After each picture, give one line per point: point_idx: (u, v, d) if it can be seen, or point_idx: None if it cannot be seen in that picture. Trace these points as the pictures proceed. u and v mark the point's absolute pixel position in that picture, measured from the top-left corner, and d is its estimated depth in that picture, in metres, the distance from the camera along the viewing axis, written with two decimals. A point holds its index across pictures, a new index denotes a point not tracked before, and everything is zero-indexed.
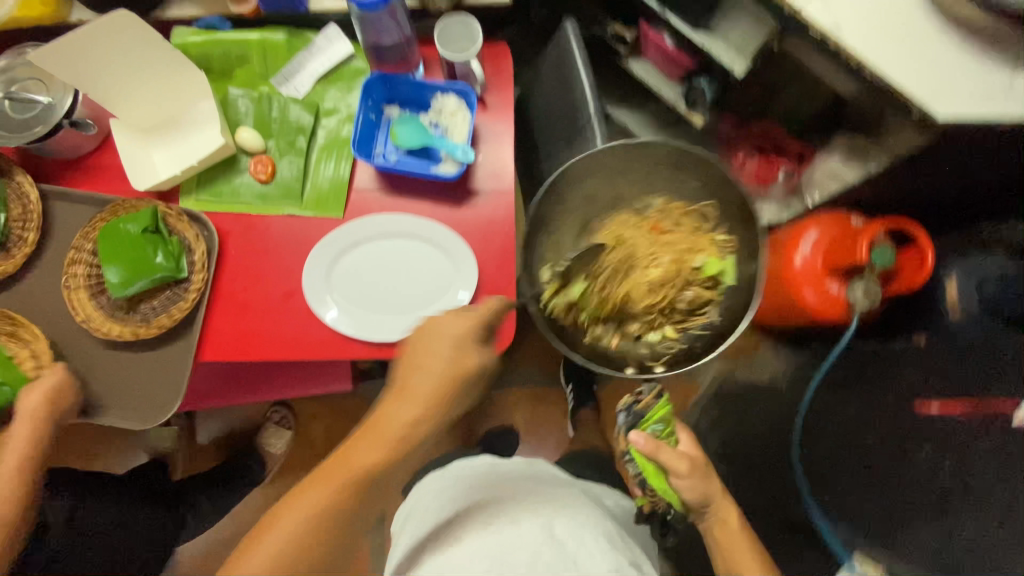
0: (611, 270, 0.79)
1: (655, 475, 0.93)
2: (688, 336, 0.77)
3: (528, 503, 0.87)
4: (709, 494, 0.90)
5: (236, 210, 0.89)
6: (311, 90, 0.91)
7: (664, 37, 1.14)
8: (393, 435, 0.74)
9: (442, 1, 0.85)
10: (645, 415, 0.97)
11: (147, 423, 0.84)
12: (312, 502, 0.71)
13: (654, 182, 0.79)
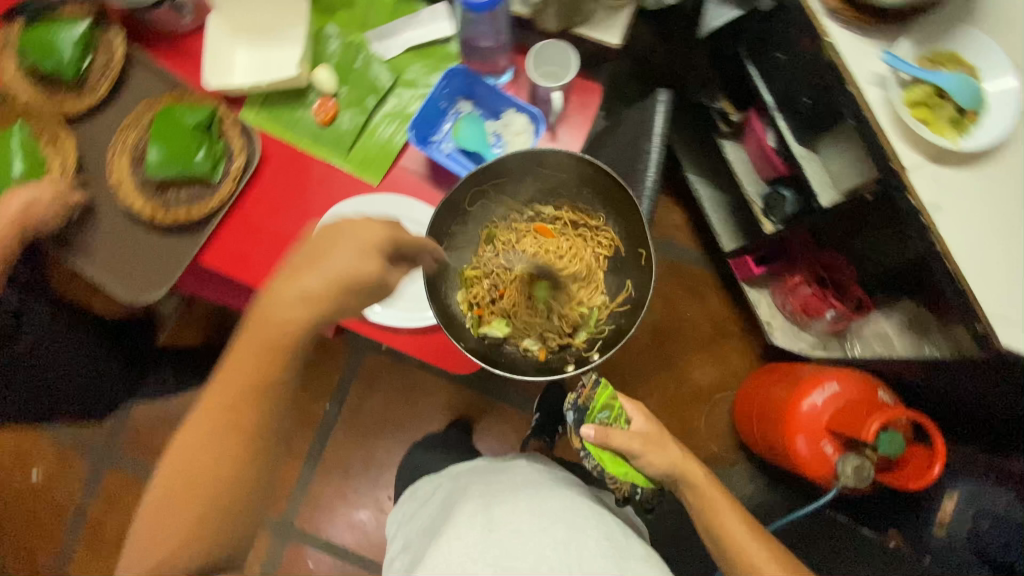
0: (518, 276, 0.94)
1: (619, 466, 0.89)
2: (613, 315, 0.90)
3: (528, 501, 0.82)
4: (675, 464, 0.88)
5: (288, 140, 0.90)
6: (397, 56, 0.91)
7: (767, 133, 1.09)
8: (277, 342, 0.61)
9: (551, 23, 0.83)
10: (589, 406, 0.91)
11: (126, 295, 0.87)
12: (194, 462, 0.61)
13: (534, 192, 0.89)
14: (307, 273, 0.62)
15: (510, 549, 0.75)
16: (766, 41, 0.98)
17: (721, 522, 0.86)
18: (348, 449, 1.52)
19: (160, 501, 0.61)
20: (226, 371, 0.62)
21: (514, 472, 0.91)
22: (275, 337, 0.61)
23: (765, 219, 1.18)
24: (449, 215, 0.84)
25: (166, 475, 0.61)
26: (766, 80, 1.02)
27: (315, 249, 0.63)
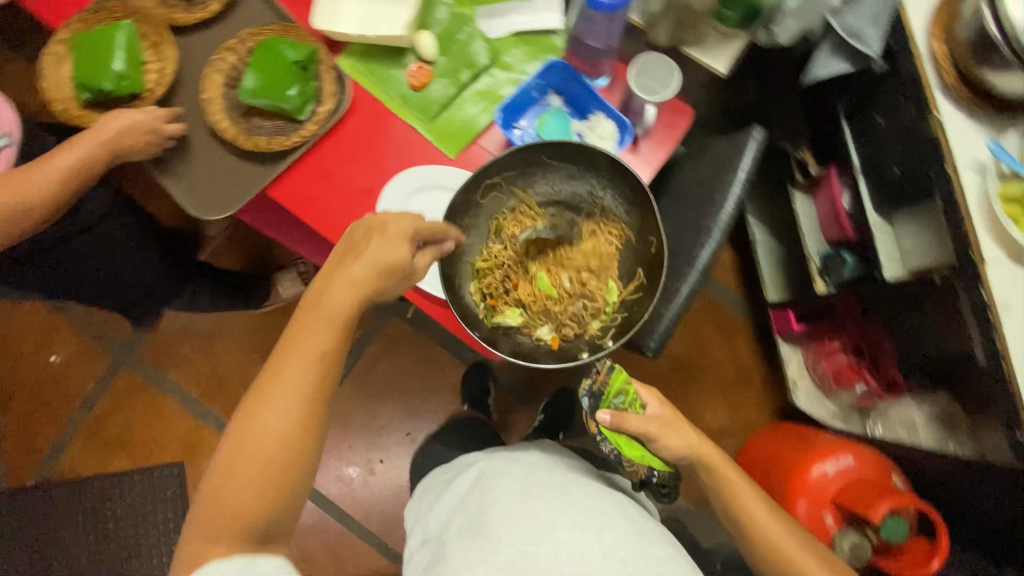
0: (530, 265, 0.89)
1: (636, 451, 0.90)
2: (625, 302, 0.86)
3: (532, 496, 0.84)
4: (693, 449, 0.89)
5: (376, 96, 0.91)
6: (501, 36, 0.91)
7: (844, 194, 1.07)
8: (334, 323, 0.65)
9: (662, 37, 0.83)
10: (605, 390, 0.90)
11: (195, 210, 0.89)
12: (268, 439, 0.59)
13: (542, 180, 0.86)
14: (353, 257, 0.69)
15: (558, 524, 0.80)
16: (868, 101, 0.96)
17: (750, 509, 0.86)
18: (352, 405, 1.54)
19: (226, 486, 0.58)
20: (290, 351, 0.63)
21: (531, 460, 0.95)
22: (343, 318, 0.65)
23: (819, 278, 1.17)
24: (459, 210, 0.82)
25: (230, 460, 0.59)
26: (857, 141, 1.00)
27: (357, 239, 0.70)
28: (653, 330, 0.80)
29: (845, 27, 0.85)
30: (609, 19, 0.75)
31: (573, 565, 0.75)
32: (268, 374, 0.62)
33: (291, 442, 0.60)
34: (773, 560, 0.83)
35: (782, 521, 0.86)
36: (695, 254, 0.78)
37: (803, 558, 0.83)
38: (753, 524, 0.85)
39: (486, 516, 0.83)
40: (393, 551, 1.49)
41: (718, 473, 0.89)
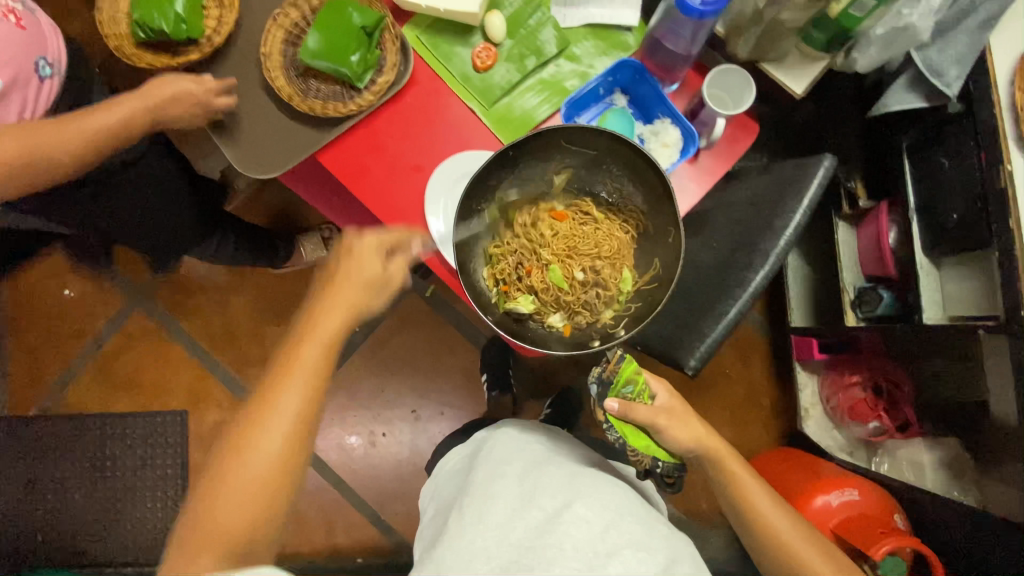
0: (544, 247, 0.90)
1: (641, 441, 0.90)
2: (638, 292, 0.85)
3: (533, 491, 0.83)
4: (700, 439, 0.90)
5: (438, 73, 0.89)
6: (573, 27, 0.88)
7: (890, 231, 1.05)
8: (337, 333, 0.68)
9: (742, 51, 0.80)
10: (613, 379, 0.90)
11: (246, 169, 0.89)
12: (260, 463, 0.60)
13: (557, 164, 0.83)
14: (334, 282, 0.71)
15: (560, 518, 0.78)
16: (934, 140, 0.94)
17: (754, 499, 0.87)
18: (360, 376, 1.53)
19: (218, 510, 0.58)
20: (283, 375, 0.63)
21: (532, 450, 0.94)
22: (328, 345, 0.66)
23: (850, 310, 1.14)
24: (480, 193, 0.79)
25: (222, 484, 0.59)
26: (916, 180, 0.98)
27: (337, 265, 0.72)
28: (696, 350, 0.76)
29: (926, 63, 0.83)
30: (697, 27, 0.72)
31: (575, 561, 0.74)
32: (259, 403, 0.62)
33: (286, 461, 0.61)
34: (777, 553, 0.84)
35: (787, 515, 0.87)
36: (747, 278, 0.76)
37: (811, 556, 0.83)
38: (761, 517, 0.85)
39: (489, 509, 0.82)
40: (385, 525, 1.49)
41: (726, 464, 0.89)
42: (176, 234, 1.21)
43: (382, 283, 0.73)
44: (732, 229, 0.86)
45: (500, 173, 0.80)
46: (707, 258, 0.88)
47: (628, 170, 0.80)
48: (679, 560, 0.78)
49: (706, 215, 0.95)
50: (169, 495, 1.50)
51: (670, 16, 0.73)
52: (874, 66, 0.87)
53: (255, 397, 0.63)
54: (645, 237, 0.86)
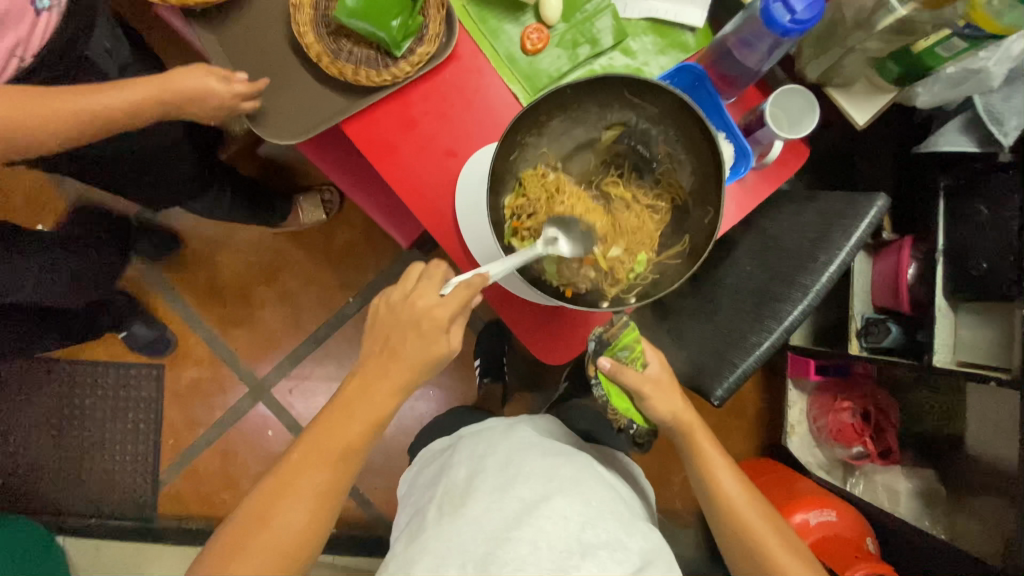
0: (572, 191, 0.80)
1: (621, 402, 0.84)
2: (660, 264, 0.79)
3: (515, 480, 0.75)
4: (677, 415, 0.83)
5: (482, 50, 0.82)
6: (632, 18, 0.82)
7: (910, 265, 1.03)
8: (378, 415, 0.69)
9: (811, 71, 0.76)
10: (611, 341, 0.81)
11: (271, 136, 0.82)
12: (279, 537, 0.62)
13: (610, 109, 0.76)
14: (371, 366, 0.71)
15: (538, 512, 0.71)
16: (975, 187, 0.93)
17: (722, 481, 0.81)
18: (349, 347, 1.47)
19: (234, 571, 0.60)
20: (308, 458, 0.66)
21: (519, 436, 0.85)
22: (364, 425, 0.68)
23: (855, 339, 1.13)
24: (527, 127, 0.74)
25: (237, 553, 0.61)
26: (948, 222, 0.97)
27: (376, 345, 0.72)
28: (724, 381, 0.75)
29: (987, 108, 0.81)
30: (773, 44, 0.67)
31: (549, 561, 0.67)
32: (281, 483, 0.64)
33: (303, 538, 0.63)
34: (738, 541, 0.78)
35: (755, 500, 0.81)
36: (783, 311, 0.74)
37: (774, 544, 0.77)
38: (728, 501, 0.80)
39: (469, 501, 0.75)
40: (362, 498, 1.47)
41: (696, 439, 0.83)
42: (174, 190, 1.11)
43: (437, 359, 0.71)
44: (770, 259, 0.83)
45: (548, 116, 0.75)
46: (742, 285, 0.86)
47: (680, 132, 0.74)
48: (654, 562, 0.72)
49: (742, 238, 0.93)
50: (138, 449, 1.45)
51: (746, 27, 0.68)
52: (931, 104, 0.84)
53: (279, 471, 0.65)
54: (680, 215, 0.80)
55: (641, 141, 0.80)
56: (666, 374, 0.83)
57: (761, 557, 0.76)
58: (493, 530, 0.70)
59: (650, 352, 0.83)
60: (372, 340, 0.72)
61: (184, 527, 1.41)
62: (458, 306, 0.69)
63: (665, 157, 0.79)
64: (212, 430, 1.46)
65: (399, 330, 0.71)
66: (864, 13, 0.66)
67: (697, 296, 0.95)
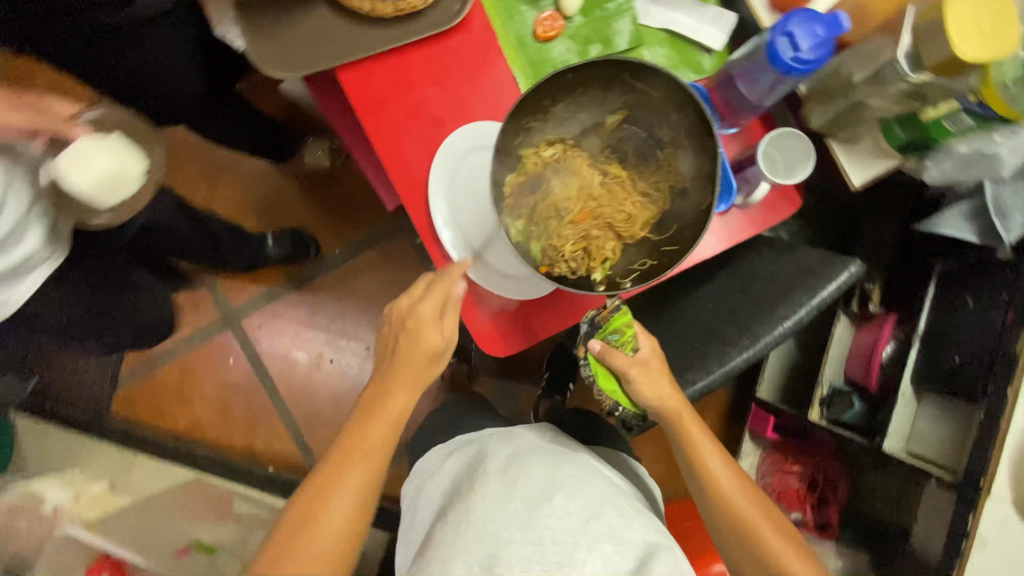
0: (571, 172, 0.77)
1: (608, 383, 0.79)
2: (655, 250, 0.74)
3: (516, 476, 0.69)
4: (667, 404, 0.74)
5: (493, 26, 0.80)
6: (651, 27, 0.80)
7: (887, 345, 1.00)
8: (399, 418, 0.69)
9: (817, 118, 0.73)
10: (601, 326, 0.76)
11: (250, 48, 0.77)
12: (323, 542, 0.61)
13: (613, 95, 0.73)
14: (399, 362, 0.70)
15: (541, 510, 0.65)
16: (969, 278, 0.89)
17: (711, 466, 0.73)
18: (324, 297, 1.47)
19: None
20: (345, 461, 0.65)
21: (517, 441, 0.78)
22: (389, 427, 0.68)
23: (817, 406, 1.08)
24: (530, 108, 0.70)
25: (290, 556, 0.60)
26: (933, 308, 0.93)
27: (399, 347, 0.70)
28: (697, 379, 0.74)
29: (995, 200, 0.79)
30: (777, 81, 0.65)
31: (554, 563, 0.61)
32: (321, 490, 0.63)
33: (347, 543, 0.63)
34: (734, 533, 0.70)
35: (747, 485, 0.73)
36: (727, 354, 0.72)
37: (763, 525, 0.69)
38: (715, 484, 0.72)
39: (473, 499, 0.68)
40: (306, 445, 1.43)
41: (682, 423, 0.75)
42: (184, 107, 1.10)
43: (436, 356, 0.71)
44: (735, 299, 0.81)
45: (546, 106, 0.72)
46: (700, 321, 0.83)
47: (687, 124, 0.70)
48: (662, 553, 0.63)
49: (716, 275, 0.90)
50: None
51: (755, 58, 0.65)
52: (937, 182, 0.80)
53: (319, 477, 0.64)
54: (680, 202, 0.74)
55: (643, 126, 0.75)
56: (662, 364, 0.77)
57: (756, 548, 0.68)
58: (497, 526, 0.64)
59: (643, 334, 0.77)
60: (389, 338, 0.72)
61: (127, 431, 1.42)
62: (442, 296, 0.70)
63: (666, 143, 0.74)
64: (176, 347, 1.46)
65: (421, 330, 0.69)
66: (874, 67, 0.63)
67: (657, 323, 0.92)
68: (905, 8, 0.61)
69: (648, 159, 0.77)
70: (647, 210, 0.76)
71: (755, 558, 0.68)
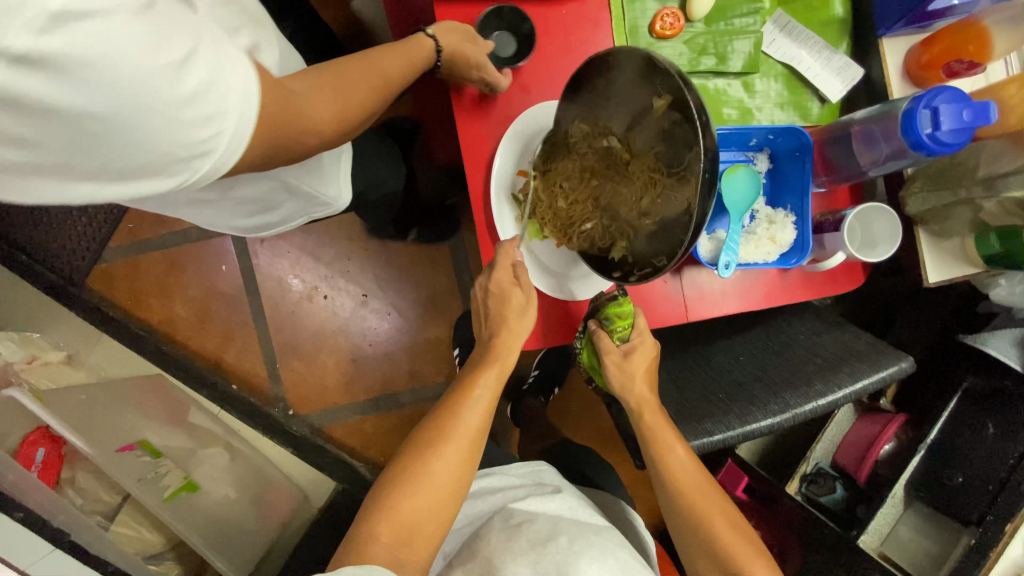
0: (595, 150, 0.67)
1: (590, 356, 0.80)
2: (654, 248, 0.60)
3: (527, 515, 0.67)
4: (635, 394, 0.73)
5: (610, 6, 0.74)
6: (771, 57, 0.75)
7: (886, 444, 0.98)
8: (507, 370, 0.69)
9: (916, 203, 0.69)
10: (603, 309, 0.74)
11: None
12: (434, 484, 0.60)
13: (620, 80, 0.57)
14: (500, 322, 0.71)
15: (545, 548, 0.62)
16: (999, 406, 0.86)
17: (679, 468, 0.68)
18: (334, 231, 1.39)
19: (387, 508, 0.59)
20: (459, 405, 0.65)
21: (510, 490, 0.76)
22: (498, 378, 0.68)
23: (797, 479, 1.04)
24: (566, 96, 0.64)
25: (401, 492, 0.59)
26: (949, 423, 0.91)
27: (495, 309, 0.71)
28: (712, 432, 0.69)
29: None
30: (895, 154, 0.62)
31: None
32: (436, 432, 0.63)
33: (457, 487, 0.62)
34: (699, 543, 0.66)
35: (708, 482, 0.69)
36: (751, 415, 0.68)
37: (717, 518, 0.66)
38: (675, 480, 0.68)
39: (484, 542, 0.65)
40: (277, 375, 1.39)
41: (644, 415, 0.72)
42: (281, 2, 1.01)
43: (526, 310, 0.72)
44: (771, 361, 0.77)
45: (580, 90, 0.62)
46: (725, 371, 0.80)
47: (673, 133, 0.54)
48: None
49: (750, 328, 0.87)
50: (95, 216, 1.36)
51: (879, 122, 0.62)
52: (1004, 301, 0.79)
53: (427, 423, 0.64)
54: (675, 229, 0.56)
55: (677, 108, 0.52)
56: (648, 362, 0.75)
57: (717, 548, 0.65)
58: (503, 563, 0.61)
59: (640, 328, 0.75)
60: (480, 307, 0.74)
61: (100, 310, 1.34)
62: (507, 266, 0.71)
63: (677, 149, 0.54)
64: (171, 235, 1.37)
65: (506, 295, 0.71)
66: (993, 171, 0.61)
67: (676, 359, 0.89)
68: None
69: (657, 155, 0.58)
70: (649, 207, 0.61)
71: (716, 559, 0.65)
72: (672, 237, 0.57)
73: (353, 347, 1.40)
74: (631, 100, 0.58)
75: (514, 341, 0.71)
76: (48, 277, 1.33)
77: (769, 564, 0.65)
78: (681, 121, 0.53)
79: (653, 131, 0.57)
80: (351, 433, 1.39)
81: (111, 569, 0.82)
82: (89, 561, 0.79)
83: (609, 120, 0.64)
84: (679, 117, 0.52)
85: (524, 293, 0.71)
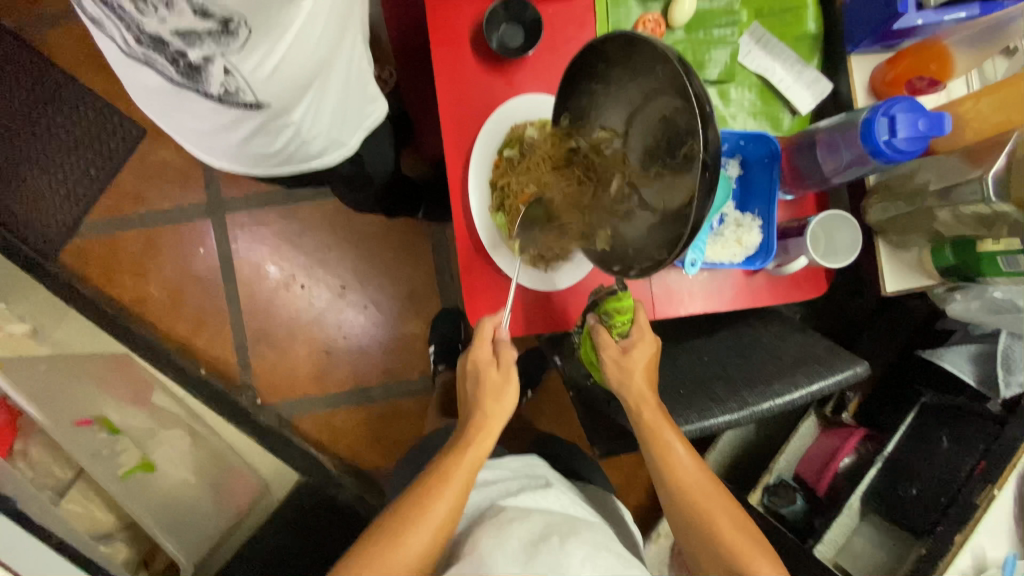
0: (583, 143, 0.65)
1: (588, 354, 0.77)
2: (636, 242, 0.57)
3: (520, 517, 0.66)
4: (637, 391, 0.69)
5: (597, 9, 0.77)
6: (747, 67, 0.78)
7: (846, 457, 0.99)
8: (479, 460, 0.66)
9: (877, 213, 0.73)
10: (600, 303, 0.73)
11: None
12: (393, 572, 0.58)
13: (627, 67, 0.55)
14: (476, 402, 0.71)
15: (537, 548, 0.61)
16: (951, 417, 0.90)
17: (677, 464, 0.66)
18: (317, 221, 1.39)
19: None
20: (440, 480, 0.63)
21: (501, 485, 0.75)
22: (473, 465, 0.65)
23: (759, 490, 1.04)
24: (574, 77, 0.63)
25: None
26: (904, 436, 0.93)
27: (472, 390, 0.72)
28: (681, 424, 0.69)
29: (1006, 352, 0.83)
30: (855, 161, 0.64)
31: None
32: (406, 514, 0.61)
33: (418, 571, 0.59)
34: (695, 530, 0.63)
35: (712, 483, 0.66)
36: (710, 411, 0.69)
37: (722, 520, 0.63)
38: (672, 476, 0.66)
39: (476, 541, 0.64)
40: (247, 362, 1.37)
41: (641, 412, 0.69)
42: None
43: (503, 389, 0.71)
44: (735, 359, 0.79)
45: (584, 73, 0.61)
46: (690, 369, 0.82)
47: (672, 117, 0.51)
48: None
49: (716, 330, 0.89)
50: (72, 191, 1.34)
51: (842, 130, 0.65)
52: (959, 317, 0.82)
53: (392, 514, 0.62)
54: (660, 222, 0.53)
55: (681, 92, 0.49)
56: (648, 357, 0.71)
57: (711, 544, 0.62)
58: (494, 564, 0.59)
59: (641, 323, 0.72)
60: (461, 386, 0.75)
61: (70, 284, 1.32)
62: (483, 338, 0.73)
63: (678, 139, 0.51)
64: (150, 214, 1.36)
65: (482, 374, 0.72)
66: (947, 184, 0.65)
67: None
68: (1005, 138, 0.61)
69: (649, 151, 0.55)
70: (635, 201, 0.58)
71: (713, 557, 0.62)
72: (662, 228, 0.53)
73: (327, 339, 1.39)
74: (631, 89, 0.56)
75: (491, 426, 0.69)
76: (22, 252, 1.30)
77: (772, 559, 0.62)
78: (685, 107, 0.49)
79: (651, 120, 0.54)
80: (319, 426, 1.38)
81: (57, 542, 0.79)
82: (34, 529, 0.75)
83: (604, 108, 0.60)
84: (681, 103, 0.50)
85: (501, 373, 0.72)
